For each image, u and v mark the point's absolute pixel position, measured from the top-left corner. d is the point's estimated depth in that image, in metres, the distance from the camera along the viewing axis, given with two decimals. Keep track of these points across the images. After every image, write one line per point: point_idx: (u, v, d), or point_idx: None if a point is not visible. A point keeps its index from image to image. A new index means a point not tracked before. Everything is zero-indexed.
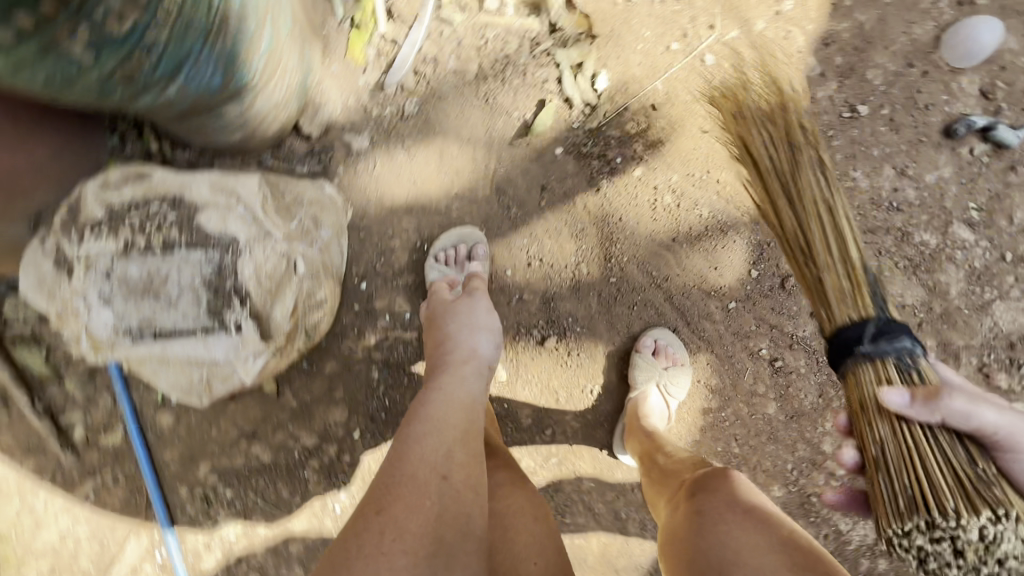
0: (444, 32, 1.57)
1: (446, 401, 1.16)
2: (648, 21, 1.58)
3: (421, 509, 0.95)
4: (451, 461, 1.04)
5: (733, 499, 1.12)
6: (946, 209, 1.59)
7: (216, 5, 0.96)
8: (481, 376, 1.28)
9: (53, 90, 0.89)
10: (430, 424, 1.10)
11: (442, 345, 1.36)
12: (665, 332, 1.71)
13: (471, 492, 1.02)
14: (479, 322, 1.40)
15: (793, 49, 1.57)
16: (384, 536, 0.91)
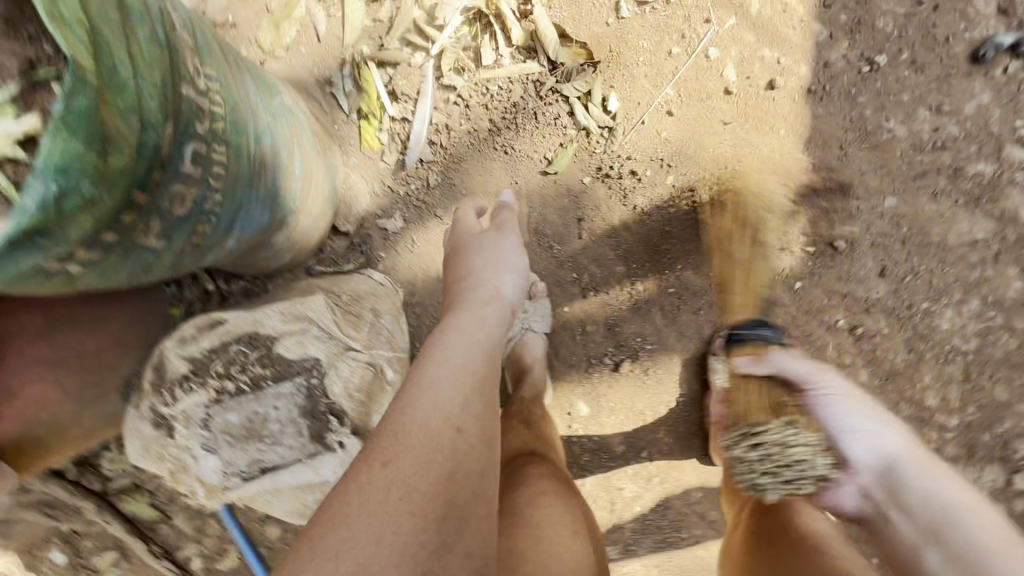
0: (449, 98, 1.56)
1: (465, 338, 1.01)
2: (646, 32, 1.57)
3: (430, 466, 0.83)
4: (468, 411, 0.91)
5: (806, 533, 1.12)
6: (995, 134, 1.57)
7: (254, 152, 1.02)
8: (501, 322, 1.10)
9: (133, 279, 0.90)
10: (446, 363, 0.95)
11: (462, 282, 1.18)
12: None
13: (485, 451, 0.91)
14: (505, 266, 1.21)
15: (794, 21, 1.56)
16: (389, 495, 0.79)
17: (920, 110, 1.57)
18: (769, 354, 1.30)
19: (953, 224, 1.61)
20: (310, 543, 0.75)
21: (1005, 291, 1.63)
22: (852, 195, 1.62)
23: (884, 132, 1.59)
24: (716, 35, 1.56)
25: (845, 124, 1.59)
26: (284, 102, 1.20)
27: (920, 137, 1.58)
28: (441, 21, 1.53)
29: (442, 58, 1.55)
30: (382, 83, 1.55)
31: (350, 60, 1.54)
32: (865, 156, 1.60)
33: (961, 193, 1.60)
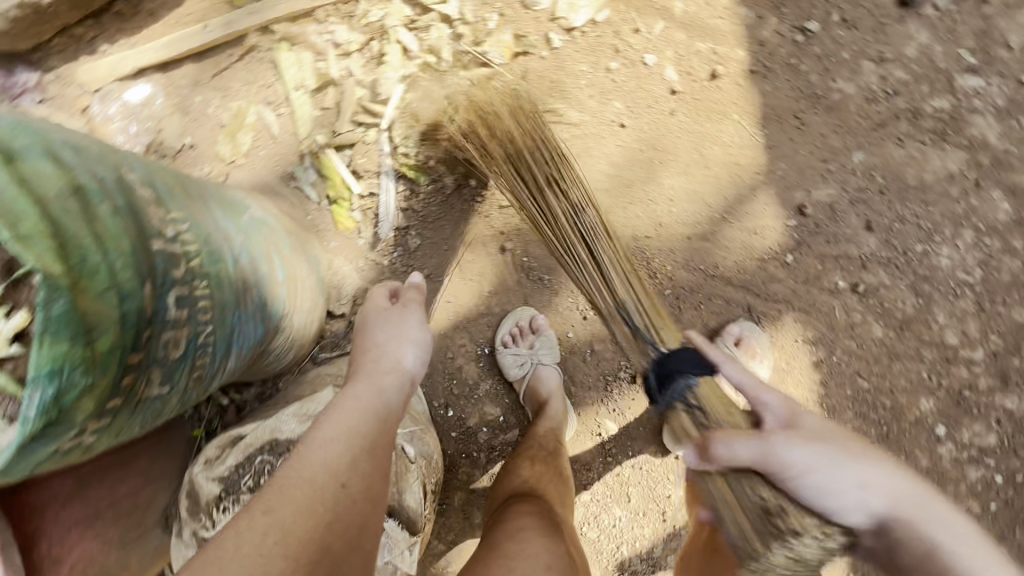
0: (410, 163, 1.60)
1: (359, 403, 1.06)
2: (580, 55, 1.60)
3: (310, 515, 0.90)
4: (354, 470, 0.98)
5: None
6: (943, 68, 1.58)
7: (235, 274, 1.06)
8: (400, 390, 1.15)
9: (150, 424, 0.95)
10: (337, 426, 1.01)
11: (366, 354, 1.22)
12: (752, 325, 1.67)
13: (367, 506, 0.98)
14: (413, 338, 1.25)
15: (720, 10, 1.59)
16: (266, 542, 0.85)
17: (864, 64, 1.59)
18: (712, 447, 1.01)
19: (926, 163, 1.61)
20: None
21: (995, 216, 1.62)
22: (820, 160, 1.63)
23: (835, 92, 1.60)
24: (648, 42, 1.59)
25: (796, 94, 1.61)
26: (253, 215, 1.24)
27: (872, 89, 1.60)
28: (385, 92, 1.56)
29: (391, 128, 1.58)
30: (344, 165, 1.60)
31: (308, 151, 1.60)
32: (823, 120, 1.61)
33: (925, 132, 1.60)
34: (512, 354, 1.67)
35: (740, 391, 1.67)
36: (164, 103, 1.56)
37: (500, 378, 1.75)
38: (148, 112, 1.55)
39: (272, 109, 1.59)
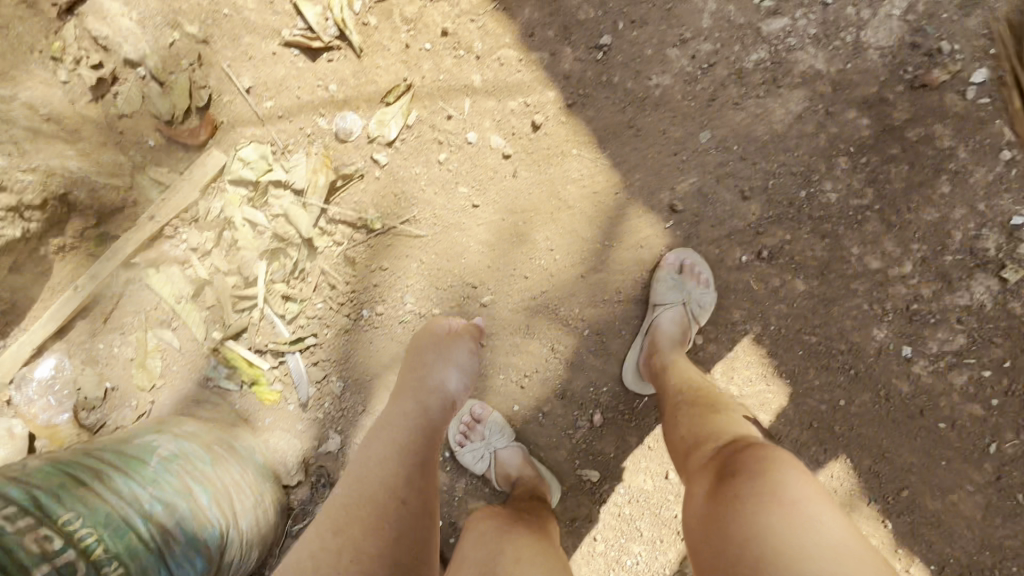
0: (302, 320, 1.67)
1: (408, 427, 1.20)
2: (409, 161, 1.65)
3: (379, 531, 0.99)
4: (410, 486, 1.08)
5: (787, 485, 0.99)
6: (745, 23, 1.55)
7: (147, 531, 1.12)
8: (443, 411, 1.29)
9: None
10: (388, 445, 1.15)
11: (413, 370, 1.38)
12: (693, 254, 1.63)
13: (426, 520, 1.06)
14: (455, 362, 1.40)
15: (515, 63, 1.59)
16: (343, 557, 0.95)
17: (669, 52, 1.57)
18: None
19: (771, 115, 1.58)
20: None
21: (860, 134, 1.58)
22: (672, 155, 1.61)
23: (654, 89, 1.59)
24: (464, 123, 1.63)
25: (620, 106, 1.60)
26: (161, 455, 1.31)
27: (687, 71, 1.57)
28: (250, 272, 1.64)
29: (270, 301, 1.65)
30: (246, 348, 1.67)
31: (211, 350, 1.67)
32: (657, 118, 1.60)
33: (756, 86, 1.57)
34: (468, 452, 1.73)
35: (694, 323, 1.63)
36: (72, 363, 1.68)
37: (472, 473, 1.78)
38: (63, 378, 1.67)
39: (167, 327, 1.68)
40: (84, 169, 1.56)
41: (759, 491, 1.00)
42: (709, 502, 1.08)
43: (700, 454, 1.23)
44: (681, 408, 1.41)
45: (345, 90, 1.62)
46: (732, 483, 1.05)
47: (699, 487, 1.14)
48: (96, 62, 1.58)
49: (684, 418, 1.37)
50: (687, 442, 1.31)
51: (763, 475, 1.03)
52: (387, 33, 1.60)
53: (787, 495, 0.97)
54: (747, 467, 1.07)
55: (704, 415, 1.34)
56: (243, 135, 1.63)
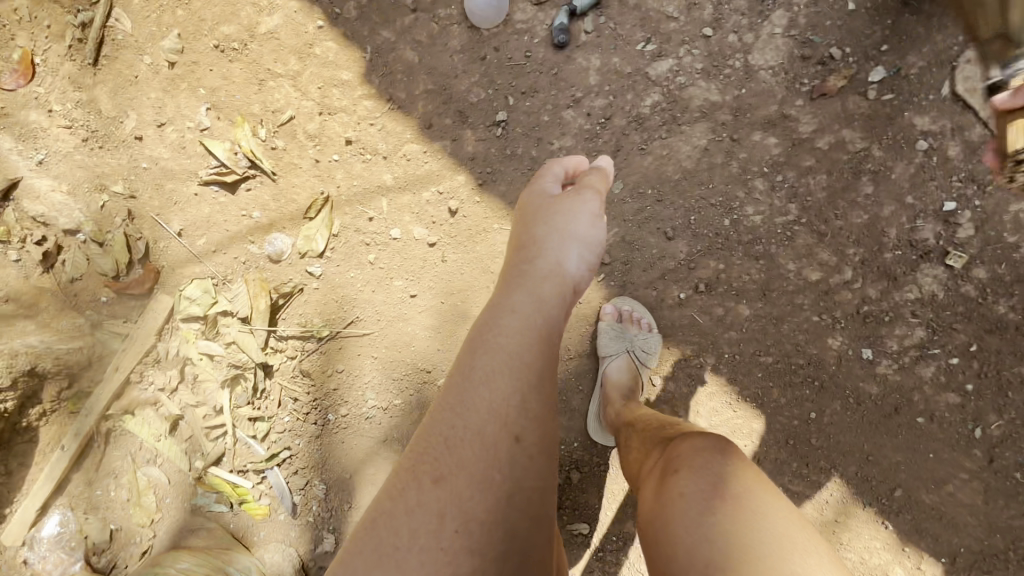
0: (273, 436, 1.74)
1: (522, 332, 0.96)
2: (343, 266, 1.71)
3: (486, 480, 0.84)
4: (524, 419, 0.90)
5: (727, 480, 0.93)
6: (632, 72, 1.56)
7: None
8: (563, 305, 1.01)
9: None
10: (501, 360, 0.93)
11: (521, 252, 1.06)
12: (631, 301, 1.66)
13: (544, 463, 0.90)
14: (571, 235, 1.05)
15: (419, 156, 1.64)
16: (448, 510, 0.81)
17: (564, 115, 1.59)
18: None
19: (677, 154, 1.58)
20: (366, 553, 0.80)
21: (770, 153, 1.57)
22: None
23: (558, 152, 1.61)
24: (386, 220, 1.68)
25: (529, 174, 1.63)
26: None
27: (586, 129, 1.59)
28: (214, 403, 1.72)
29: (239, 424, 1.73)
30: (228, 471, 1.75)
31: (196, 479, 1.75)
32: None
33: (657, 129, 1.58)
34: None
35: (643, 369, 1.65)
36: (75, 514, 1.75)
37: None
38: (68, 531, 1.74)
39: (153, 463, 1.76)
40: (47, 341, 1.65)
41: (702, 487, 0.92)
42: (654, 502, 1.00)
43: (648, 461, 1.15)
44: (631, 434, 1.35)
45: (268, 214, 1.69)
46: (675, 481, 0.98)
47: (648, 490, 1.05)
48: (38, 237, 1.67)
49: (636, 440, 1.30)
50: (637, 459, 1.23)
51: (703, 470, 0.96)
52: (295, 153, 1.67)
53: (729, 491, 0.91)
54: (691, 463, 0.99)
55: (653, 433, 1.27)
56: (185, 275, 1.73)
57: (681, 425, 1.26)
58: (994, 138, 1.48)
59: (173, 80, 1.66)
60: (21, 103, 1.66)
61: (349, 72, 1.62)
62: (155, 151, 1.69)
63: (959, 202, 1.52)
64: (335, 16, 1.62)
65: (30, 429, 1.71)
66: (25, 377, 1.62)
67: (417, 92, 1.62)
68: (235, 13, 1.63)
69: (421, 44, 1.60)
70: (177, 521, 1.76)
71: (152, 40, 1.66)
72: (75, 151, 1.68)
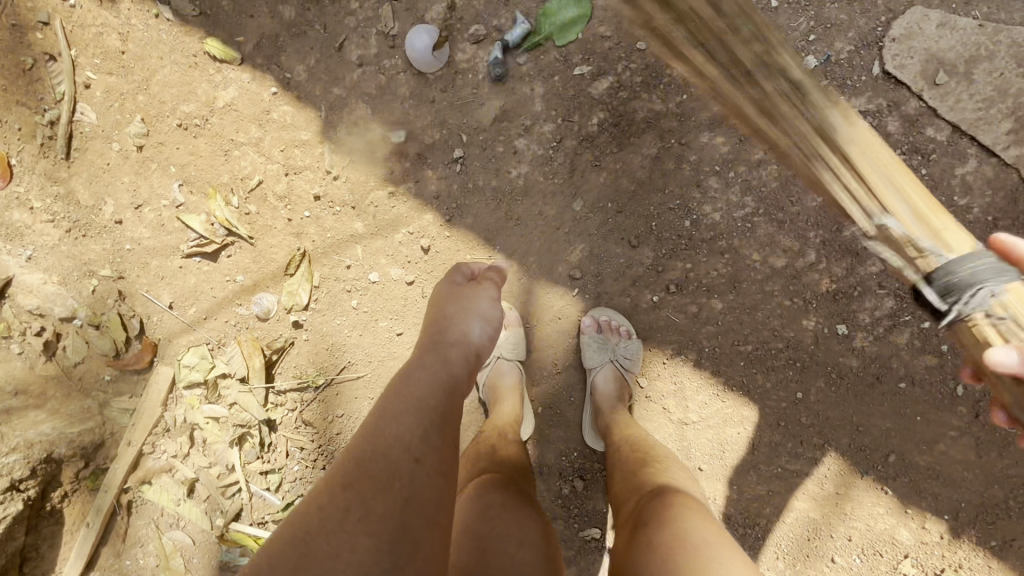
0: (285, 486, 1.80)
1: (432, 376, 1.05)
2: (328, 315, 1.77)
3: (388, 493, 0.87)
4: (428, 444, 0.94)
5: (688, 535, 0.98)
6: (575, 94, 1.63)
7: None
8: (467, 363, 1.15)
9: None
10: (409, 396, 1.00)
11: (433, 324, 1.21)
12: (608, 310, 1.72)
13: (444, 486, 0.93)
14: (479, 310, 1.25)
15: (386, 201, 1.71)
16: (349, 517, 0.83)
17: (517, 143, 1.66)
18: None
19: (630, 166, 1.64)
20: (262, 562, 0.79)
21: (718, 152, 1.62)
22: (556, 230, 1.69)
23: (517, 179, 1.68)
24: (363, 266, 1.74)
25: (493, 205, 1.70)
26: None
27: (541, 154, 1.66)
28: (225, 461, 1.79)
29: (252, 479, 1.79)
30: (248, 524, 1.80)
31: (219, 537, 1.81)
32: (529, 204, 1.69)
33: (608, 144, 1.64)
34: None
35: (629, 375, 1.71)
36: None
37: None
38: None
39: (177, 526, 1.83)
40: (58, 428, 1.72)
41: (665, 537, 0.98)
42: (621, 552, 1.04)
43: (625, 509, 1.20)
44: (620, 466, 1.37)
45: (251, 276, 1.76)
46: (641, 534, 1.03)
47: (619, 539, 1.10)
48: (37, 328, 1.75)
49: (620, 475, 1.34)
50: (620, 494, 1.27)
51: (669, 524, 1.01)
52: (267, 215, 1.73)
53: (690, 543, 0.96)
54: (659, 517, 1.05)
55: (636, 471, 1.30)
56: (181, 344, 1.80)
57: (669, 466, 1.29)
58: (931, 108, 1.52)
59: (143, 163, 1.74)
60: (3, 204, 1.74)
61: (308, 132, 1.69)
62: (136, 232, 1.76)
63: (906, 173, 1.56)
64: (286, 80, 1.68)
65: (55, 511, 1.76)
66: (48, 463, 1.68)
67: (375, 141, 1.68)
68: (193, 92, 1.70)
69: (372, 95, 1.67)
70: None
71: (118, 128, 1.73)
72: (61, 243, 1.76)
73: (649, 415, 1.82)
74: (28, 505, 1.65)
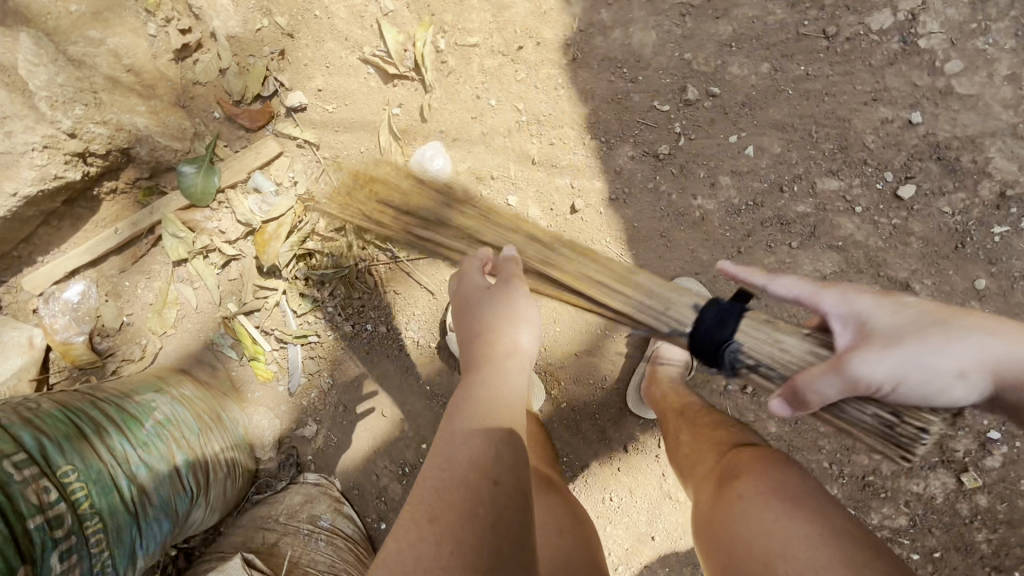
0: (309, 317, 1.77)
1: (494, 400, 1.09)
2: (448, 203, 1.69)
3: (473, 519, 0.89)
4: (501, 464, 0.98)
5: (786, 485, 1.05)
6: (803, 175, 1.57)
7: (132, 492, 1.30)
8: (523, 373, 1.19)
9: None
10: (475, 421, 1.04)
11: (479, 335, 1.23)
12: (700, 284, 1.62)
13: (522, 506, 0.96)
14: (524, 317, 1.24)
15: (570, 141, 1.63)
16: (440, 551, 0.85)
17: (721, 179, 1.60)
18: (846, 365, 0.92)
19: (798, 267, 1.61)
20: None
21: None
22: (695, 272, 1.63)
23: (695, 209, 1.62)
24: (508, 183, 1.67)
25: (659, 215, 1.63)
26: (156, 419, 1.46)
27: (734, 204, 1.61)
28: (270, 262, 1.70)
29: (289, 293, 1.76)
30: (253, 325, 1.79)
31: (223, 319, 1.78)
32: (691, 235, 1.63)
33: (794, 236, 1.59)
34: None
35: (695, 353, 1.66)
36: (98, 293, 1.80)
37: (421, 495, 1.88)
38: (86, 305, 1.79)
39: (189, 285, 1.81)
40: (150, 129, 1.61)
41: (758, 488, 1.05)
42: (712, 501, 1.14)
43: (703, 463, 1.27)
44: (682, 426, 1.44)
45: (407, 120, 1.67)
46: (733, 486, 1.10)
47: (705, 493, 1.19)
48: (185, 27, 1.65)
49: (686, 435, 1.40)
50: (689, 455, 1.35)
51: (762, 476, 1.08)
52: (460, 78, 1.63)
53: (787, 492, 1.03)
54: (748, 468, 1.12)
55: (701, 433, 1.36)
56: (300, 133, 1.69)
57: (725, 424, 1.37)
58: None
59: None
60: None
61: (552, 35, 1.60)
62: (334, 7, 1.65)
63: (1003, 435, 1.63)
64: None
65: (95, 199, 1.71)
66: (118, 154, 1.59)
67: (603, 84, 1.59)
68: None
69: (631, 43, 1.57)
70: (189, 343, 1.82)
71: None
72: None
73: (644, 470, 1.82)
74: (84, 180, 1.58)
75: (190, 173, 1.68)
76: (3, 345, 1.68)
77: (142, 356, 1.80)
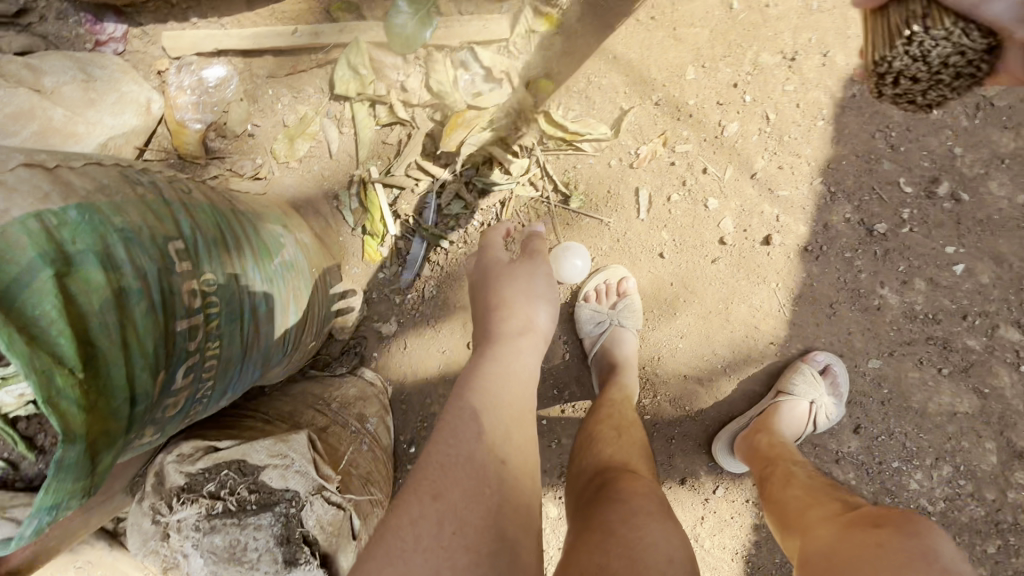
0: (451, 220, 1.61)
1: (504, 379, 1.01)
2: (645, 176, 1.58)
3: (479, 500, 0.84)
4: (509, 444, 0.94)
5: (935, 554, 0.90)
6: (990, 313, 1.54)
7: (248, 333, 1.13)
8: (536, 353, 1.11)
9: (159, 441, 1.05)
10: (484, 400, 0.97)
11: (493, 310, 1.13)
12: (836, 360, 1.60)
13: (526, 485, 0.92)
14: (538, 292, 1.16)
15: (799, 176, 1.54)
16: (444, 528, 0.79)
17: (916, 282, 1.55)
18: None
19: (936, 392, 1.58)
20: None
21: (979, 463, 1.58)
22: (840, 351, 1.61)
23: (876, 297, 1.57)
24: (716, 186, 1.56)
25: (841, 283, 1.58)
26: (284, 258, 1.28)
27: (914, 308, 1.56)
28: (449, 150, 1.53)
29: (444, 187, 1.59)
30: (386, 201, 1.60)
31: (360, 180, 1.60)
32: (856, 316, 1.59)
33: (947, 363, 1.57)
34: None
35: (808, 425, 1.60)
36: (236, 87, 1.57)
37: None
38: (219, 94, 1.56)
39: (336, 125, 1.60)
40: None
41: (903, 545, 0.91)
42: (835, 545, 0.99)
43: (823, 509, 1.16)
44: (794, 477, 1.33)
45: (656, 76, 1.54)
46: (871, 532, 0.96)
47: (823, 535, 1.05)
48: None
49: (800, 485, 1.30)
50: (796, 505, 1.22)
51: (910, 536, 0.93)
52: (727, 59, 1.53)
53: (938, 563, 0.88)
54: (886, 523, 0.98)
55: (821, 487, 1.26)
56: (543, 34, 1.53)
57: (841, 488, 1.26)
58: None
59: None
60: None
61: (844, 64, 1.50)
62: None
63: None
64: None
65: None
66: None
67: (861, 137, 1.52)
68: None
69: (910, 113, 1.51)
70: (307, 183, 1.62)
71: None
72: None
73: (684, 507, 1.75)
74: None
75: (404, 13, 1.52)
76: (119, 95, 1.44)
77: (251, 173, 1.58)
